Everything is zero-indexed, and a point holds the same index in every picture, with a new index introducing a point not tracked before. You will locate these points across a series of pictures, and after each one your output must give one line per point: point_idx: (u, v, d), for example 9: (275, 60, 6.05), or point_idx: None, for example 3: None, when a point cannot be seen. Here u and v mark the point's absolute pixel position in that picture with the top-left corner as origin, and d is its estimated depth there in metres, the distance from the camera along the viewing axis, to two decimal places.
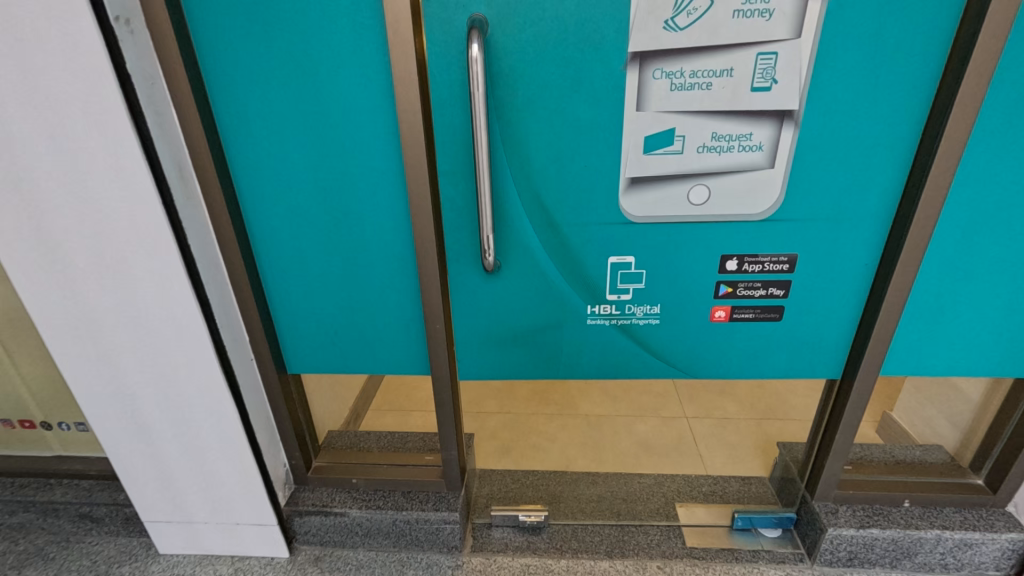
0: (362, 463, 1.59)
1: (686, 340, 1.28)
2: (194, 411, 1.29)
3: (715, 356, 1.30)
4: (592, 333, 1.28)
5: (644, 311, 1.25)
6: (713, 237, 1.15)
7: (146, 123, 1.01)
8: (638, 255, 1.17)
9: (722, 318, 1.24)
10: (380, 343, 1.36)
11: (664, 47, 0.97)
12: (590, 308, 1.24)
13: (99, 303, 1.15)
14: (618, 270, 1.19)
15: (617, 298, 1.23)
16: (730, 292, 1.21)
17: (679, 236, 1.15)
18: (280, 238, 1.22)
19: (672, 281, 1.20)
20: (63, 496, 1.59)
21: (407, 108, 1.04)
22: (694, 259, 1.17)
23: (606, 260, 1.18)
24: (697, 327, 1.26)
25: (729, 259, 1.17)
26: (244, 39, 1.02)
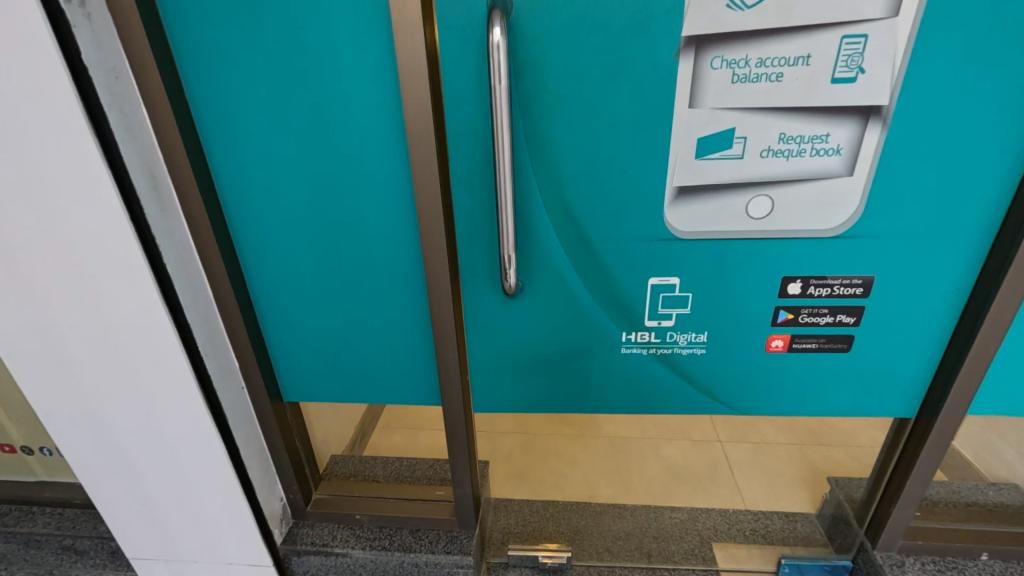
0: (367, 497, 1.45)
1: (736, 372, 1.11)
2: (178, 447, 1.15)
3: (768, 390, 1.13)
4: (627, 364, 1.12)
5: (688, 339, 1.08)
6: (775, 256, 0.97)
7: (108, 123, 0.85)
8: (684, 277, 1.01)
9: (780, 348, 1.07)
10: (385, 370, 1.21)
11: (727, 32, 0.80)
12: (625, 335, 1.08)
13: (66, 330, 1.00)
14: (659, 293, 1.03)
15: (658, 324, 1.06)
16: (790, 319, 1.04)
17: (733, 255, 0.98)
18: (272, 255, 1.07)
19: (722, 306, 1.03)
20: (46, 528, 1.47)
21: (416, 105, 0.87)
22: (751, 282, 1.00)
23: (647, 281, 1.01)
24: (749, 358, 1.09)
25: (792, 282, 0.99)
26: (223, 25, 0.86)
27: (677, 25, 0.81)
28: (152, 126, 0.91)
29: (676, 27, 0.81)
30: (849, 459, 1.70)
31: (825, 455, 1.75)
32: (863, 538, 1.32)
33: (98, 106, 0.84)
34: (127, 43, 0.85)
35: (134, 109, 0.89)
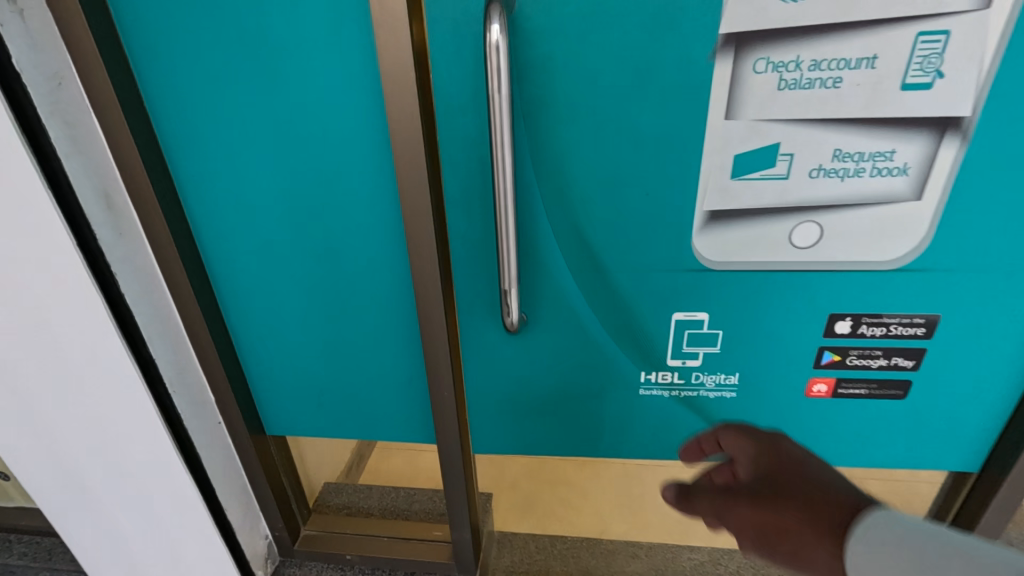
0: (359, 535, 1.34)
1: (772, 418, 0.97)
2: (149, 488, 1.05)
3: (809, 437, 0.99)
4: (646, 406, 0.99)
5: (716, 381, 0.94)
6: (822, 291, 0.83)
7: (50, 138, 0.75)
8: (712, 312, 0.87)
9: (822, 393, 0.94)
10: (374, 407, 1.08)
11: (775, 29, 0.66)
12: (644, 376, 0.95)
13: (18, 366, 0.90)
14: (684, 330, 0.89)
15: (682, 364, 0.93)
16: (836, 361, 0.89)
17: (772, 289, 0.84)
18: (247, 282, 0.95)
19: (758, 345, 0.89)
20: (20, 560, 1.39)
21: (402, 116, 0.75)
22: (793, 319, 0.86)
23: (669, 317, 0.88)
24: (786, 402, 0.95)
25: (840, 320, 0.85)
26: (182, 24, 0.75)
27: (713, 22, 0.67)
28: (106, 139, 0.80)
29: (712, 24, 0.67)
30: None
31: None
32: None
33: (35, 117, 0.74)
34: (71, 46, 0.74)
35: (83, 121, 0.78)
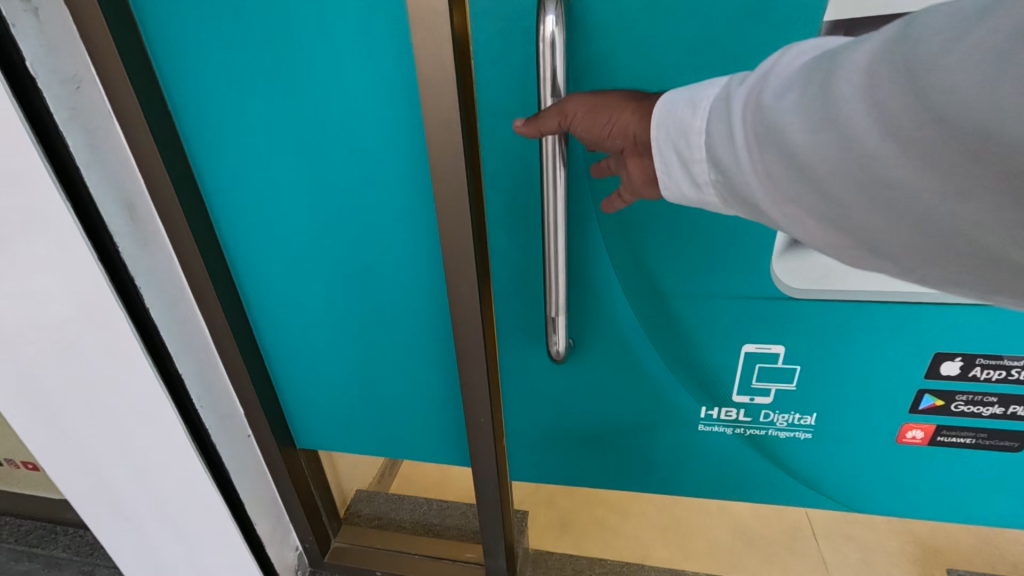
0: (389, 550, 1.29)
1: (850, 462, 0.87)
2: (178, 500, 1.02)
3: (886, 483, 0.88)
4: (704, 442, 0.90)
5: (788, 420, 0.85)
6: (922, 327, 0.73)
7: (67, 147, 0.69)
8: (790, 344, 0.77)
9: (917, 439, 0.83)
10: (406, 428, 1.02)
11: (894, 15, 0.55)
12: (705, 411, 0.86)
13: (47, 377, 0.87)
14: (756, 361, 0.80)
15: (749, 401, 0.84)
16: (938, 406, 0.79)
17: (868, 322, 0.74)
18: (276, 295, 0.90)
19: (843, 384, 0.80)
20: (65, 552, 1.42)
21: (441, 120, 0.65)
22: (897, 359, 0.76)
23: (740, 349, 0.79)
24: (870, 445, 0.85)
25: (947, 361, 0.75)
26: (205, 24, 0.69)
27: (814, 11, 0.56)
28: (127, 144, 0.75)
29: (815, 11, 0.56)
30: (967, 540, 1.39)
31: (933, 526, 1.45)
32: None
33: (52, 124, 0.68)
34: (89, 46, 0.68)
35: (102, 126, 0.72)
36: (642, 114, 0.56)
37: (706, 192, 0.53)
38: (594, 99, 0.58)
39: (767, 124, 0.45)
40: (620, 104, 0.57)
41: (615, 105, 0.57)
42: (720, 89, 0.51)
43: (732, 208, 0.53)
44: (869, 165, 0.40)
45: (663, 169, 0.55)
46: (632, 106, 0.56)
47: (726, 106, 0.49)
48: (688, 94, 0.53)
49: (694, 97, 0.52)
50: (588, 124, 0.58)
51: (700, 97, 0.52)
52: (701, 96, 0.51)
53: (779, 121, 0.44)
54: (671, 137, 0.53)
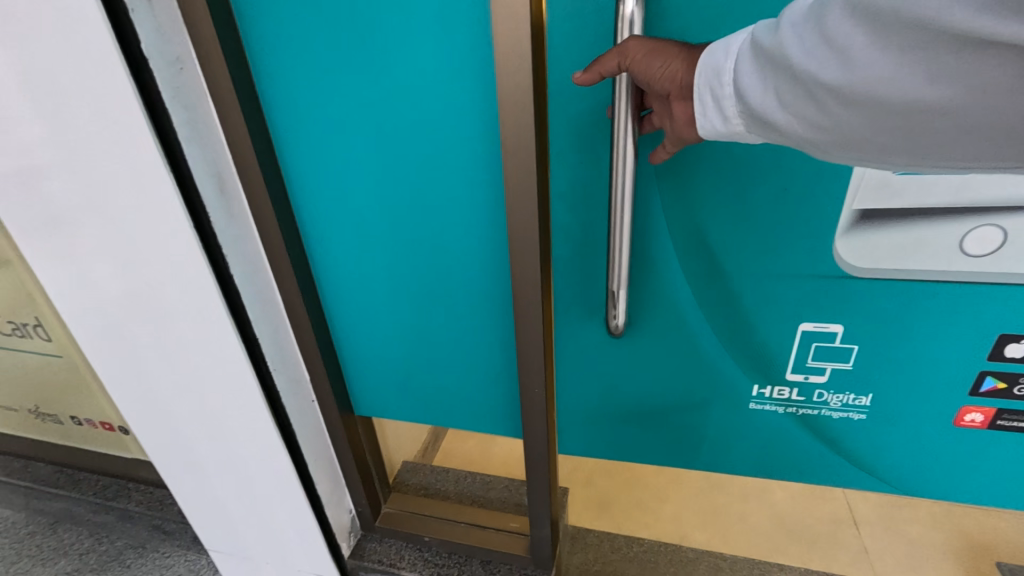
0: (435, 518, 1.35)
1: (901, 445, 0.90)
2: (249, 458, 1.10)
3: (934, 462, 0.91)
4: (753, 420, 0.94)
5: (842, 400, 0.88)
6: (985, 309, 0.76)
7: (172, 123, 0.75)
8: (850, 323, 0.80)
9: (976, 423, 0.86)
10: (460, 397, 1.07)
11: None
12: (758, 389, 0.90)
13: (139, 339, 0.95)
14: (813, 341, 0.83)
15: (804, 379, 0.87)
16: (1001, 389, 0.82)
17: (932, 303, 0.77)
18: (346, 269, 0.96)
19: (902, 365, 0.83)
20: (138, 506, 1.53)
21: (515, 99, 0.68)
22: (957, 340, 0.79)
23: (798, 328, 0.82)
24: (927, 425, 0.87)
25: (1013, 343, 0.77)
26: (296, 11, 0.73)
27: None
28: (219, 121, 0.81)
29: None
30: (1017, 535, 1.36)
31: (982, 520, 1.43)
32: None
33: (159, 102, 0.74)
34: (190, 30, 0.74)
35: (198, 104, 0.78)
36: (691, 62, 0.63)
37: (734, 123, 0.63)
38: (651, 44, 0.64)
39: (787, 59, 0.56)
40: (674, 51, 0.64)
41: (668, 54, 0.63)
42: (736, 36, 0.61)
43: (757, 134, 0.63)
44: (863, 71, 0.52)
45: (701, 110, 0.63)
46: (683, 54, 0.63)
47: (751, 49, 0.59)
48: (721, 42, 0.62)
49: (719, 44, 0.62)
50: (647, 69, 0.64)
51: (729, 42, 0.61)
52: (731, 42, 0.61)
53: (793, 52, 0.55)
54: (708, 80, 0.62)
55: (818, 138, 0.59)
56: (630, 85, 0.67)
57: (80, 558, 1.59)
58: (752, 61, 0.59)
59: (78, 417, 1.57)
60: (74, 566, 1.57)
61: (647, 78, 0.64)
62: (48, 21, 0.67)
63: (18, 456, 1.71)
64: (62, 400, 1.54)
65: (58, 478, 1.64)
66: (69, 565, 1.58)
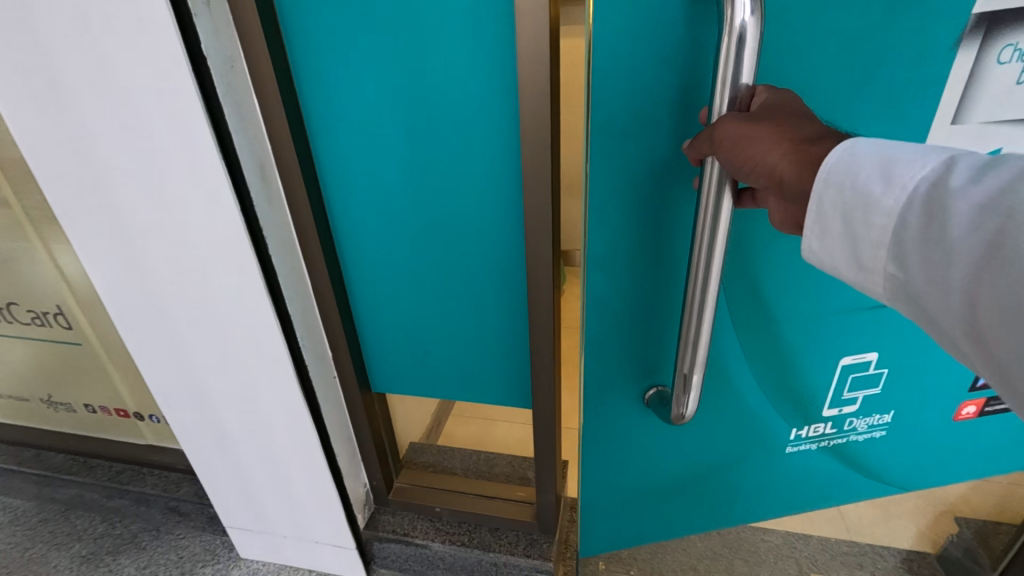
0: (445, 490, 1.43)
1: (925, 462, 0.87)
2: (275, 431, 1.18)
3: (932, 470, 0.88)
4: (790, 473, 0.87)
5: (868, 423, 0.83)
6: None
7: (224, 117, 0.84)
8: (885, 351, 0.77)
9: (966, 412, 0.85)
10: (474, 378, 1.15)
11: None
12: (795, 432, 0.83)
13: (180, 315, 1.03)
14: (850, 373, 0.78)
15: (838, 412, 0.82)
16: None
17: None
18: (376, 262, 1.05)
19: (914, 377, 0.80)
20: (154, 489, 1.58)
21: (534, 96, 0.79)
22: None
23: (838, 362, 0.77)
24: (934, 428, 0.84)
25: None
26: (339, 20, 0.83)
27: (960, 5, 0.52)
28: (261, 114, 0.89)
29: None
30: None
31: None
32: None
33: (213, 96, 0.82)
34: (241, 30, 0.82)
35: (244, 98, 0.87)
36: (796, 161, 0.49)
37: (869, 274, 0.48)
38: (744, 129, 0.50)
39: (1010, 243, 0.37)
40: (773, 141, 0.49)
41: (768, 138, 0.49)
42: (939, 169, 0.43)
43: (899, 308, 0.47)
44: None
45: (820, 233, 0.49)
46: (785, 148, 0.49)
47: (938, 195, 0.42)
48: (880, 153, 0.45)
49: (903, 164, 0.44)
50: (734, 153, 0.51)
51: (894, 169, 0.44)
52: (903, 165, 0.44)
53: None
54: (845, 205, 0.47)
55: (991, 368, 0.41)
56: (723, 172, 0.55)
57: (95, 542, 1.62)
58: (929, 214, 0.42)
59: (92, 405, 1.62)
60: (89, 549, 1.60)
61: (734, 163, 0.51)
62: (120, 23, 0.76)
63: (28, 446, 1.74)
64: (76, 387, 1.59)
65: (70, 465, 1.68)
66: (84, 549, 1.61)
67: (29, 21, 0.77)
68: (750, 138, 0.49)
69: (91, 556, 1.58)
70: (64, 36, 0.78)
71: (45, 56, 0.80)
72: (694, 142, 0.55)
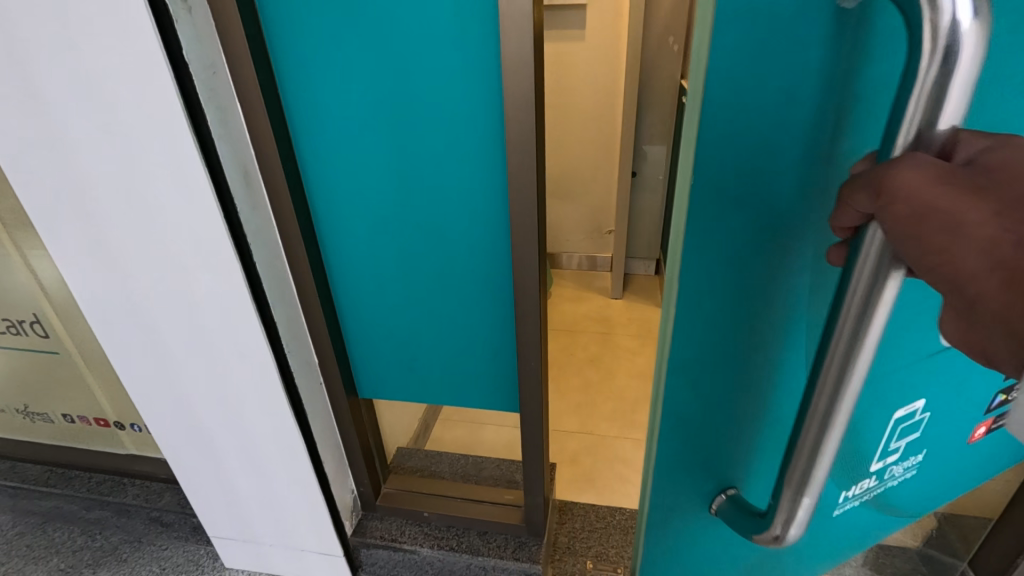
0: (433, 494, 1.43)
1: (941, 478, 0.98)
2: (261, 439, 1.17)
3: (943, 485, 1.00)
4: (837, 518, 0.92)
5: (904, 467, 0.89)
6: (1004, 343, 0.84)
7: (206, 121, 0.83)
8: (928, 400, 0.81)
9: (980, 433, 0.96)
10: (462, 383, 1.16)
11: None
12: (846, 493, 0.86)
13: (163, 324, 1.02)
14: (900, 425, 0.82)
15: (883, 465, 0.85)
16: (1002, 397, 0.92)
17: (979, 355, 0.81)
18: (362, 267, 1.05)
19: (945, 423, 0.88)
20: (135, 499, 1.55)
21: (519, 104, 0.80)
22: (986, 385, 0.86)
23: (893, 417, 0.80)
24: (947, 452, 0.93)
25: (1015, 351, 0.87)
26: (323, 26, 0.82)
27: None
28: (245, 121, 0.88)
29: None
30: None
31: None
32: (964, 568, 1.30)
33: (196, 103, 0.81)
34: (223, 37, 0.82)
35: (227, 105, 0.86)
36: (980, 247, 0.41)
37: None
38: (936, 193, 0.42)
39: None
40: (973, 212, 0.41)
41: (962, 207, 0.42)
42: None
43: None
44: None
45: None
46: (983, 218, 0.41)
47: None
48: None
49: None
50: (906, 219, 0.44)
51: None
52: None
53: None
54: None
55: None
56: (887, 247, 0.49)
57: (74, 555, 1.58)
58: None
59: (70, 414, 1.59)
60: (68, 563, 1.56)
61: (896, 233, 0.45)
62: (101, 27, 0.75)
63: (3, 458, 1.70)
64: (54, 397, 1.56)
65: (47, 477, 1.64)
66: (62, 563, 1.57)
67: (7, 26, 0.76)
68: (943, 208, 0.42)
69: (70, 570, 1.55)
70: (43, 43, 0.77)
71: (24, 64, 0.79)
72: (836, 211, 0.52)
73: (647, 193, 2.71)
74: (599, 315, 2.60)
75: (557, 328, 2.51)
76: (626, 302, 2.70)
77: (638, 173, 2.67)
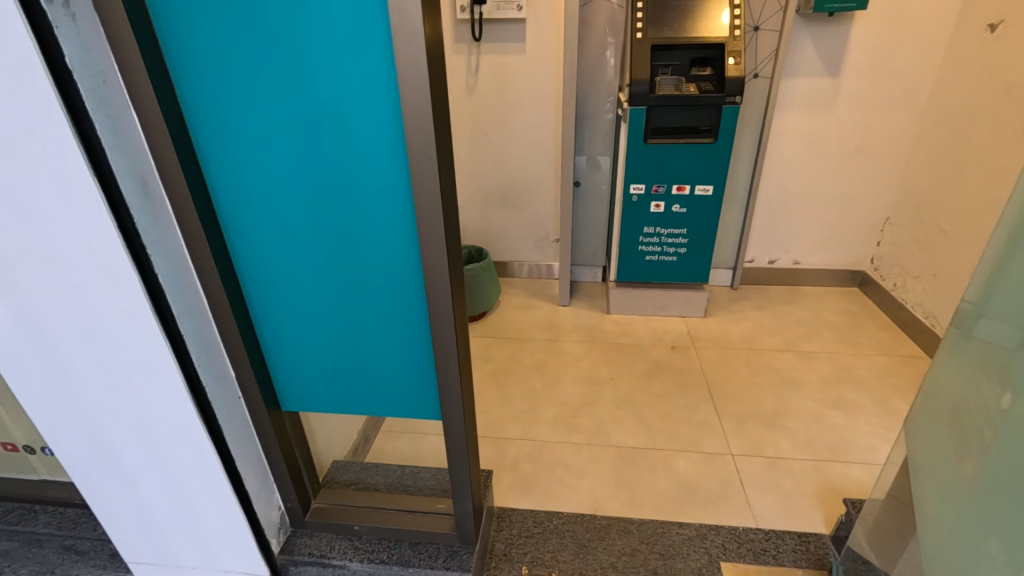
0: (365, 506, 1.41)
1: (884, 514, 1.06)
2: (174, 456, 1.12)
3: None
4: None
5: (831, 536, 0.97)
6: None
7: (95, 129, 0.82)
8: None
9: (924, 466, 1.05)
10: (384, 392, 1.15)
11: None
12: None
13: (60, 340, 0.98)
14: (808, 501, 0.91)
15: None
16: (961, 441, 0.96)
17: None
18: (275, 277, 1.03)
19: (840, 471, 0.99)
20: (47, 528, 1.47)
21: (416, 117, 0.82)
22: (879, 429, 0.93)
23: None
24: None
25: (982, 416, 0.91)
26: (221, 39, 0.82)
27: None
28: (141, 130, 0.87)
29: None
30: (865, 476, 1.73)
31: (842, 473, 1.75)
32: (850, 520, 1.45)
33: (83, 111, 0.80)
34: (113, 45, 0.81)
35: (121, 114, 0.85)
36: None
37: None
38: None
39: None
40: None
41: None
42: None
43: None
44: None
45: None
46: None
47: None
48: None
49: None
50: None
51: None
52: None
53: None
54: None
55: None
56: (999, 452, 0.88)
57: None
58: None
59: None
60: None
61: None
62: None
63: None
64: None
65: None
66: None
67: None
68: None
69: None
70: None
71: None
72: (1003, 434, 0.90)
73: (592, 202, 2.79)
74: (547, 323, 2.63)
75: (504, 337, 2.52)
76: (574, 309, 2.75)
77: (582, 184, 2.75)
